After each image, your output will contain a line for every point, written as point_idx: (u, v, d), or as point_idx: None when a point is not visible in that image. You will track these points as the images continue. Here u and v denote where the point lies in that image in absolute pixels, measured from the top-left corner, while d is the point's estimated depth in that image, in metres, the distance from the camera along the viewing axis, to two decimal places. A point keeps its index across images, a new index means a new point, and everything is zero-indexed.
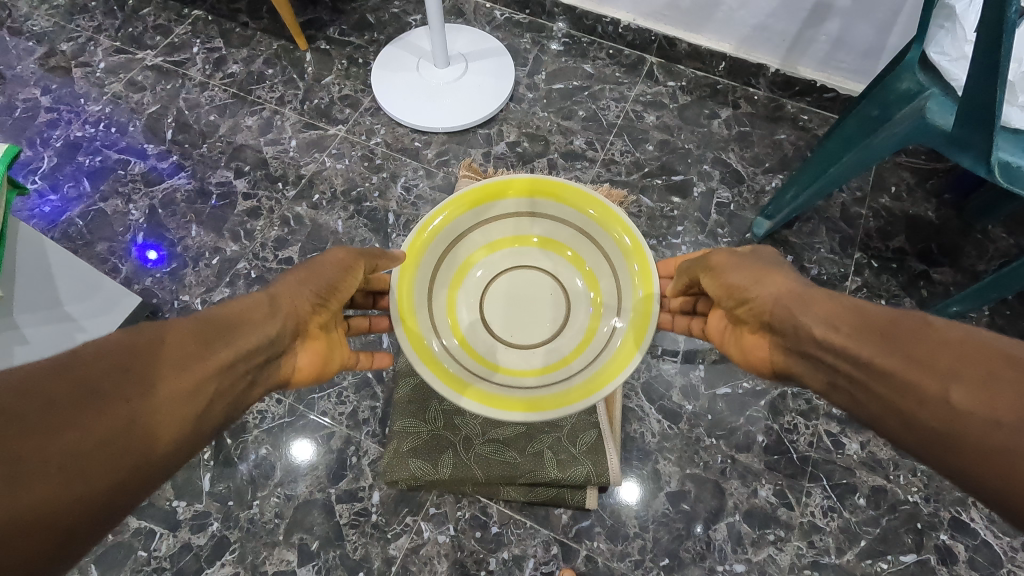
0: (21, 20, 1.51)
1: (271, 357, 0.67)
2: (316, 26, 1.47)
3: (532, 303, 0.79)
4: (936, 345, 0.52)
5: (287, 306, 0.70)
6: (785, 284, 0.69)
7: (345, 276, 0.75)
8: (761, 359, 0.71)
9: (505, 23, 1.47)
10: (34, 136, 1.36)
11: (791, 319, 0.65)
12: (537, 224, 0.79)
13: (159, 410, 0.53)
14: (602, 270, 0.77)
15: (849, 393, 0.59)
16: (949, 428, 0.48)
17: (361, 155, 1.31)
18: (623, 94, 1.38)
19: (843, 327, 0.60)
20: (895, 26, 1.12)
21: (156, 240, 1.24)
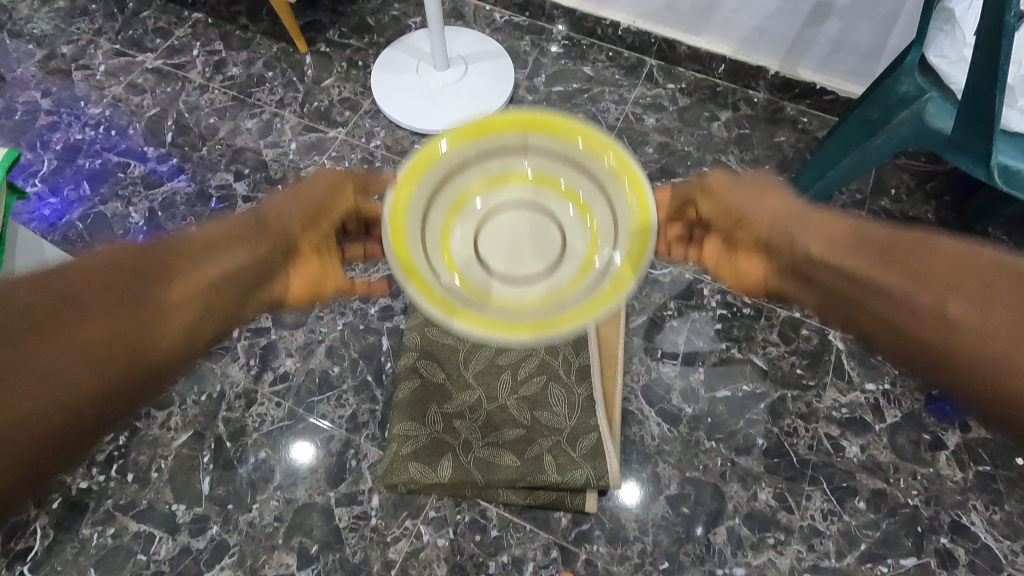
0: (21, 23, 1.51)
1: (260, 280, 0.62)
2: (316, 29, 1.47)
3: (536, 241, 0.59)
4: (934, 261, 0.55)
5: (274, 226, 0.63)
6: (783, 204, 0.64)
7: (339, 196, 0.69)
8: (754, 282, 0.67)
9: (505, 25, 1.48)
10: (34, 139, 1.36)
11: (788, 237, 0.62)
12: (537, 147, 0.57)
13: (135, 332, 0.51)
14: (596, 197, 0.57)
15: (842, 312, 0.59)
16: (944, 337, 0.53)
17: (361, 158, 1.31)
18: (623, 97, 1.38)
19: (847, 245, 0.59)
20: (895, 26, 1.13)
21: None
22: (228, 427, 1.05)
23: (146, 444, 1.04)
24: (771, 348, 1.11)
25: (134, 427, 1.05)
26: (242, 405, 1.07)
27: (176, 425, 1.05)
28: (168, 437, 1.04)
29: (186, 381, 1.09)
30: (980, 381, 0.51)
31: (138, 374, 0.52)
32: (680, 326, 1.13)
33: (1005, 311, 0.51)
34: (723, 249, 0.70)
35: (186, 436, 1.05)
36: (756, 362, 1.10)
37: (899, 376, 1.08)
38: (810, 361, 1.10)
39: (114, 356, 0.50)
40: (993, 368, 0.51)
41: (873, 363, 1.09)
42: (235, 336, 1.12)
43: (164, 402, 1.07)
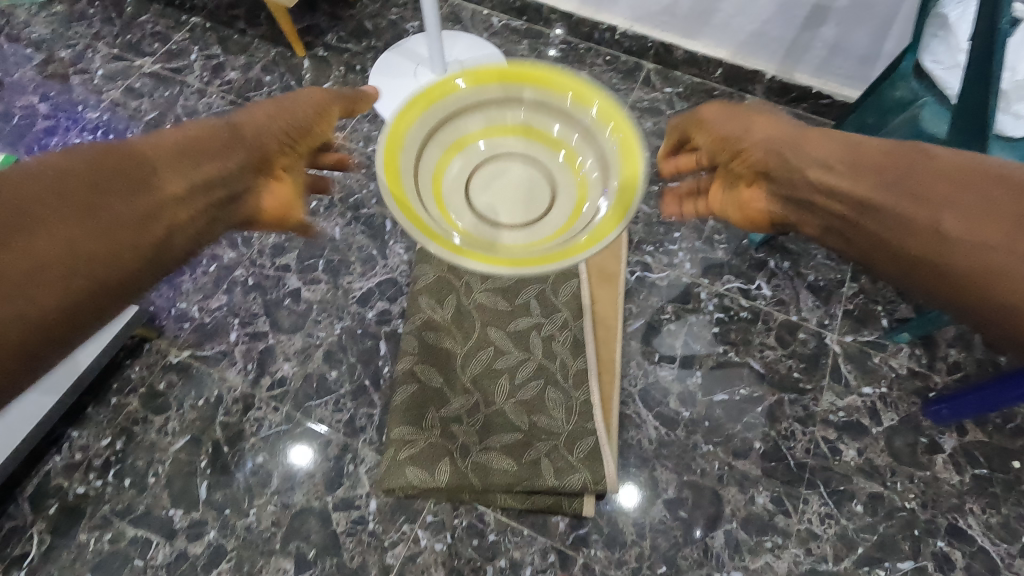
0: (20, 27, 1.52)
1: (233, 194, 0.64)
2: (313, 33, 1.47)
3: (525, 188, 0.71)
4: (934, 176, 0.55)
5: (251, 138, 0.66)
6: (777, 129, 0.66)
7: (317, 115, 0.72)
8: (759, 212, 0.70)
9: (502, 29, 1.48)
10: (32, 144, 1.36)
11: (786, 166, 0.64)
12: (525, 108, 0.71)
13: (105, 234, 0.54)
14: (583, 146, 0.70)
15: (837, 232, 0.62)
16: (937, 255, 0.54)
17: (359, 162, 1.31)
18: (620, 101, 1.38)
19: (843, 167, 0.60)
20: (891, 29, 1.14)
21: None
22: (226, 431, 1.05)
23: (143, 449, 1.04)
24: (768, 352, 1.11)
25: (132, 432, 1.05)
26: (239, 409, 1.07)
27: (173, 430, 1.05)
28: (165, 441, 1.04)
29: (184, 385, 1.09)
30: (970, 293, 0.53)
31: (107, 280, 0.54)
32: (677, 330, 1.14)
33: (989, 220, 0.52)
34: (726, 184, 0.73)
35: (184, 441, 1.04)
36: (754, 366, 1.10)
37: (895, 380, 1.09)
38: (807, 365, 1.10)
39: (82, 263, 0.52)
40: (984, 282, 0.52)
41: (869, 367, 1.10)
42: (233, 340, 1.13)
43: (162, 407, 1.07)
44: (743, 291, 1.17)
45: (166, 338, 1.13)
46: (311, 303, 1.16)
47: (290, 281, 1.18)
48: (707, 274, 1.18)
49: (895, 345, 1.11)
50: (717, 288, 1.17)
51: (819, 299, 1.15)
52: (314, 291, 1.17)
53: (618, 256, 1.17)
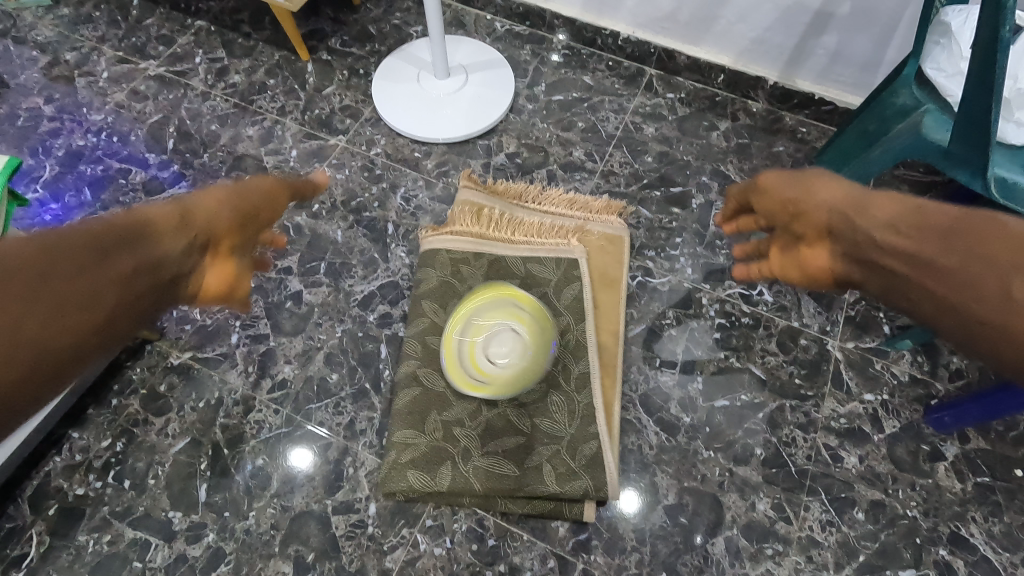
0: (26, 30, 1.53)
1: (176, 278, 0.56)
2: (317, 37, 1.48)
3: (500, 342, 1.04)
4: (998, 236, 0.49)
5: (202, 221, 0.59)
6: (844, 191, 0.62)
7: (274, 202, 0.66)
8: (822, 272, 0.65)
9: (505, 34, 1.49)
10: (37, 145, 1.36)
11: (846, 221, 0.60)
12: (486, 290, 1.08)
13: (62, 316, 0.45)
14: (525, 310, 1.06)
15: (902, 298, 0.55)
16: (1004, 318, 0.46)
17: (361, 166, 1.31)
18: (623, 106, 1.39)
19: (901, 225, 0.55)
20: (892, 37, 1.14)
21: None
22: (226, 433, 1.05)
23: (143, 451, 1.04)
24: (770, 357, 1.11)
25: (132, 433, 1.05)
26: (239, 411, 1.07)
27: (173, 432, 1.05)
28: (165, 443, 1.04)
29: (185, 387, 1.09)
30: None
31: (52, 364, 0.45)
32: (678, 335, 1.14)
33: None
34: (792, 246, 0.69)
35: (184, 443, 1.04)
36: (755, 371, 1.10)
37: (897, 386, 1.08)
38: (809, 371, 1.10)
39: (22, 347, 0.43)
40: None
41: (871, 373, 1.09)
42: (234, 343, 1.13)
43: (162, 409, 1.07)
44: (744, 297, 1.17)
45: (167, 339, 1.13)
46: (312, 305, 1.16)
47: (292, 283, 1.18)
48: (708, 280, 1.19)
49: (897, 351, 1.11)
50: (719, 293, 1.17)
51: (820, 305, 1.15)
52: (316, 293, 1.17)
53: (620, 262, 1.17)
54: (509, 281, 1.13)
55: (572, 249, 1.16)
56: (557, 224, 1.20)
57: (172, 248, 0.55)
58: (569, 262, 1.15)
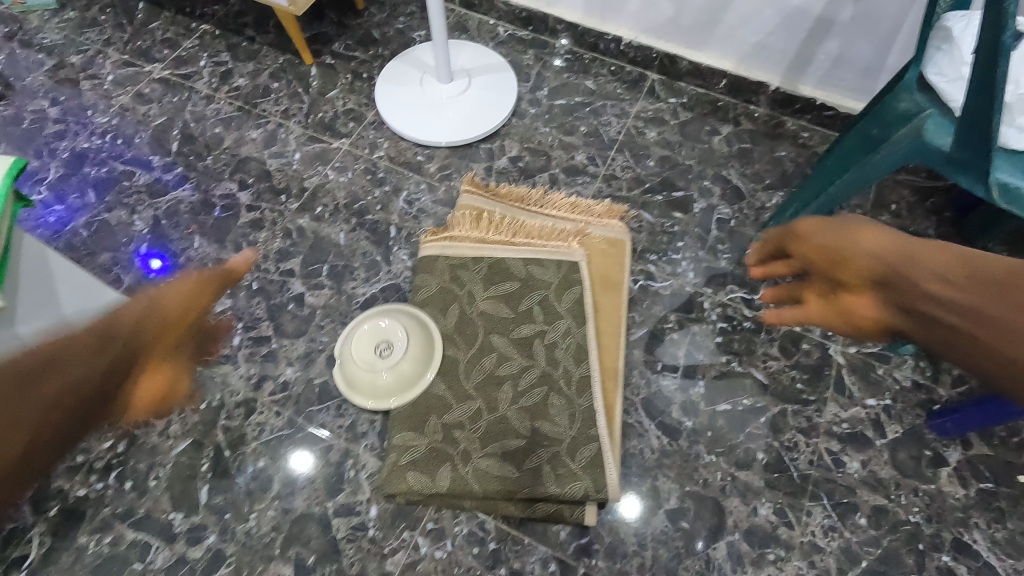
0: (32, 33, 1.54)
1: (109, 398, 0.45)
2: (321, 41, 1.49)
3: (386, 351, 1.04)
4: None
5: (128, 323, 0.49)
6: (888, 237, 0.54)
7: (200, 301, 0.59)
8: (861, 328, 0.55)
9: (508, 39, 1.50)
10: (42, 148, 1.37)
11: (896, 269, 0.51)
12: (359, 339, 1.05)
13: None
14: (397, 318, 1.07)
15: (956, 357, 0.46)
16: None
17: (364, 169, 1.32)
18: (624, 110, 1.39)
19: (958, 276, 0.47)
20: (893, 43, 1.15)
21: (160, 249, 1.24)
22: (228, 435, 1.05)
23: (144, 452, 1.04)
24: (771, 362, 1.11)
25: (133, 435, 1.05)
26: (241, 413, 1.07)
27: (175, 434, 1.05)
28: (166, 445, 1.04)
29: None
30: None
31: None
32: (680, 339, 1.14)
33: None
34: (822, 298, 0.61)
35: (185, 445, 1.04)
36: (757, 376, 1.10)
37: (899, 392, 1.08)
38: (811, 376, 1.10)
39: None
40: None
41: (873, 378, 1.09)
42: (236, 345, 1.13)
43: None
44: (746, 301, 1.17)
45: None
46: (314, 308, 1.16)
47: (294, 286, 1.18)
48: (710, 284, 1.19)
49: (899, 357, 1.11)
50: (721, 297, 1.17)
51: None
52: (318, 295, 1.17)
53: (621, 265, 1.18)
54: (511, 283, 1.14)
55: (573, 252, 1.16)
56: (559, 228, 1.20)
57: (101, 361, 0.45)
58: (571, 265, 1.15)
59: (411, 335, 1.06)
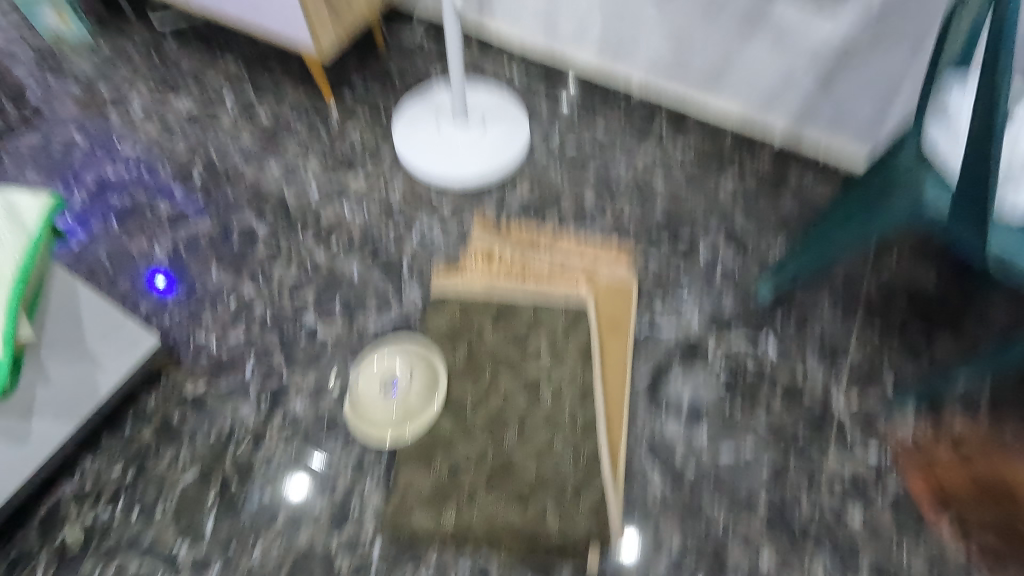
0: (66, 64, 1.60)
1: None
2: (342, 80, 1.55)
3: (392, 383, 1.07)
4: None
5: None
6: None
7: None
8: None
9: (522, 83, 1.55)
10: (69, 175, 1.42)
11: None
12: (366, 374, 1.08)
13: None
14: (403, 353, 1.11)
15: None
16: None
17: (379, 205, 1.35)
18: (633, 156, 1.44)
19: None
20: (892, 103, 1.23)
21: (167, 267, 1.28)
22: (236, 466, 1.07)
23: (153, 480, 1.05)
24: (774, 409, 1.13)
25: (143, 462, 1.07)
26: (250, 444, 1.08)
27: (184, 462, 1.07)
28: (175, 474, 1.06)
29: (197, 417, 1.11)
30: None
31: None
32: (684, 383, 1.15)
33: None
34: None
35: (193, 474, 1.06)
36: (760, 423, 1.12)
37: (900, 444, 1.09)
38: (813, 425, 1.11)
39: None
40: None
41: (874, 429, 1.11)
42: (248, 375, 1.15)
43: (174, 438, 1.09)
44: (749, 348, 1.19)
45: (183, 369, 1.16)
46: (326, 340, 1.18)
47: (307, 318, 1.21)
48: (714, 329, 1.21)
49: (900, 409, 1.12)
50: (725, 343, 1.20)
51: (824, 359, 1.17)
52: (330, 328, 1.20)
53: (627, 308, 1.20)
54: (519, 323, 1.16)
55: (580, 294, 1.19)
56: (567, 270, 1.24)
57: None
58: (578, 307, 1.18)
59: (415, 368, 1.09)
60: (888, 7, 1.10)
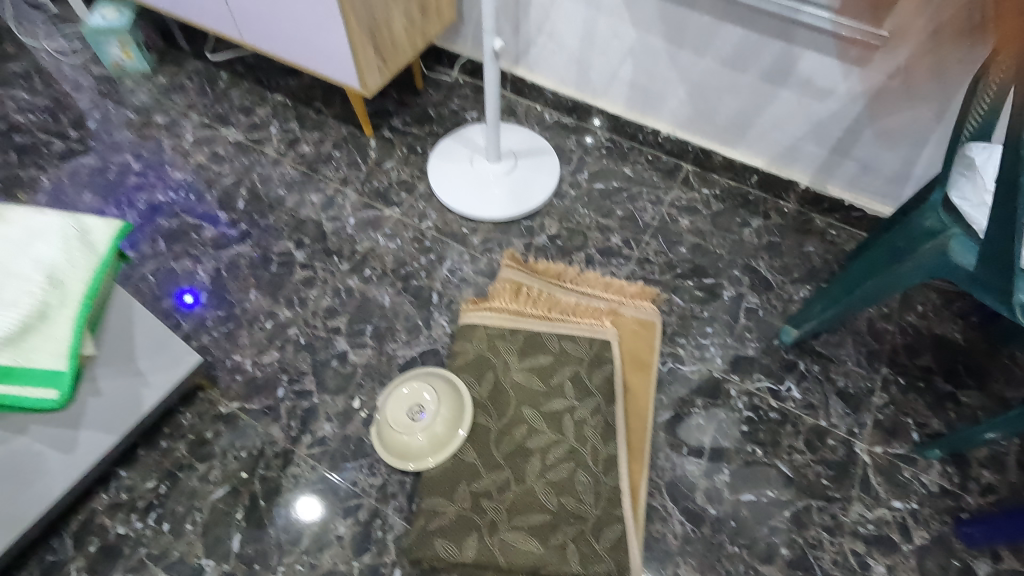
0: (126, 94, 1.71)
1: None
2: (382, 116, 1.63)
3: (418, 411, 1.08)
4: None
5: None
6: None
7: None
8: None
9: (554, 124, 1.61)
10: (122, 198, 1.50)
11: None
12: (395, 400, 1.09)
13: None
14: (431, 381, 1.11)
15: None
16: None
17: (412, 237, 1.41)
18: (660, 198, 1.47)
19: None
20: (920, 155, 1.23)
21: (192, 285, 1.35)
22: (264, 485, 1.09)
23: (184, 495, 1.08)
24: (797, 455, 1.12)
25: (176, 477, 1.10)
26: (279, 464, 1.11)
27: (214, 479, 1.10)
28: (206, 490, 1.09)
29: (229, 435, 1.14)
30: None
31: None
32: (706, 424, 1.16)
33: None
34: None
35: (223, 491, 1.09)
36: (782, 468, 1.11)
37: (927, 496, 1.08)
38: (837, 473, 1.10)
39: None
40: None
41: (899, 480, 1.10)
42: (280, 396, 1.19)
43: (206, 455, 1.12)
44: (772, 392, 1.19)
45: (218, 388, 1.20)
46: (356, 366, 1.22)
47: (339, 343, 1.25)
48: (737, 371, 1.22)
49: (926, 460, 1.11)
50: (748, 386, 1.20)
51: (848, 407, 1.17)
52: (360, 354, 1.24)
53: (651, 347, 1.22)
54: (544, 357, 1.19)
55: (605, 330, 1.22)
56: (592, 306, 1.26)
57: None
58: (602, 343, 1.21)
59: (442, 396, 1.10)
60: (912, 65, 1.11)
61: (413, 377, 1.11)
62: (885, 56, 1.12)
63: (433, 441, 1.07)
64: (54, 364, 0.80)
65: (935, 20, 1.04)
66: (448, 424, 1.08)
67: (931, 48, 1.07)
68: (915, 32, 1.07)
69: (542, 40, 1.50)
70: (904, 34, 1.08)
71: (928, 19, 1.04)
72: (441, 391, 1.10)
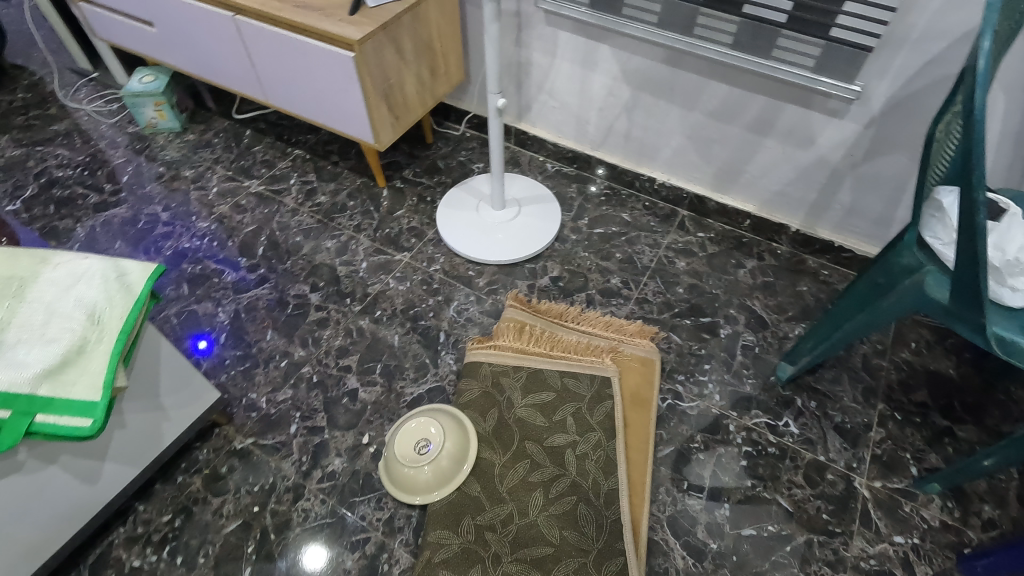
0: (158, 150, 1.84)
1: None
2: (394, 168, 1.74)
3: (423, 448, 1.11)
4: None
5: None
6: None
7: None
8: None
9: (555, 173, 1.71)
10: (150, 245, 1.60)
11: None
12: (403, 433, 1.12)
13: None
14: (438, 416, 1.14)
15: None
16: None
17: (421, 279, 1.48)
18: (657, 241, 1.55)
19: None
20: (901, 198, 1.30)
21: (208, 330, 1.41)
22: (275, 519, 1.13)
23: (198, 529, 1.12)
24: (796, 490, 1.14)
25: (190, 511, 1.14)
26: (289, 498, 1.15)
27: (227, 513, 1.14)
28: (219, 523, 1.12)
29: (243, 470, 1.19)
30: None
31: None
32: (706, 459, 1.18)
33: None
34: None
35: (235, 525, 1.12)
36: (783, 502, 1.13)
37: (927, 531, 1.09)
38: (836, 507, 1.12)
39: None
40: None
41: (900, 515, 1.11)
42: (292, 432, 1.23)
43: (221, 489, 1.16)
44: (770, 427, 1.22)
45: (234, 425, 1.25)
46: (367, 403, 1.27)
47: (350, 381, 1.30)
48: (735, 407, 1.25)
49: (926, 494, 1.12)
50: (746, 421, 1.23)
51: (846, 442, 1.19)
52: (370, 391, 1.29)
53: (650, 384, 1.26)
54: (547, 393, 1.23)
55: (606, 368, 1.26)
56: (593, 344, 1.31)
57: None
58: (603, 380, 1.25)
59: (448, 433, 1.12)
60: (885, 117, 1.19)
61: (423, 412, 1.15)
62: (860, 109, 1.20)
63: (438, 477, 1.10)
64: (89, 395, 0.85)
65: (903, 75, 1.12)
66: (454, 464, 1.11)
67: (902, 101, 1.16)
68: (885, 87, 1.15)
69: (543, 98, 1.61)
70: (875, 89, 1.16)
71: (897, 74, 1.13)
72: (446, 427, 1.13)
